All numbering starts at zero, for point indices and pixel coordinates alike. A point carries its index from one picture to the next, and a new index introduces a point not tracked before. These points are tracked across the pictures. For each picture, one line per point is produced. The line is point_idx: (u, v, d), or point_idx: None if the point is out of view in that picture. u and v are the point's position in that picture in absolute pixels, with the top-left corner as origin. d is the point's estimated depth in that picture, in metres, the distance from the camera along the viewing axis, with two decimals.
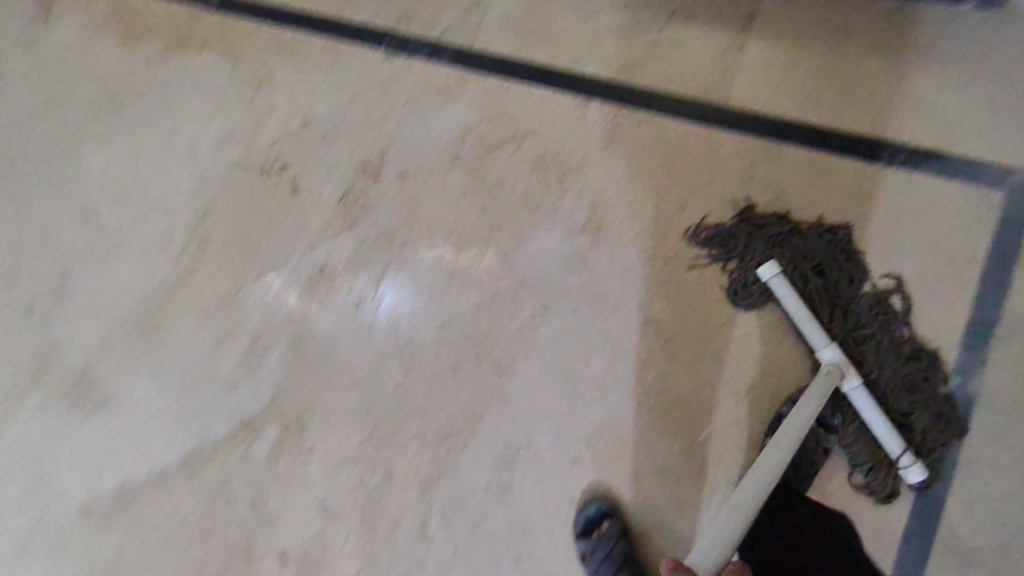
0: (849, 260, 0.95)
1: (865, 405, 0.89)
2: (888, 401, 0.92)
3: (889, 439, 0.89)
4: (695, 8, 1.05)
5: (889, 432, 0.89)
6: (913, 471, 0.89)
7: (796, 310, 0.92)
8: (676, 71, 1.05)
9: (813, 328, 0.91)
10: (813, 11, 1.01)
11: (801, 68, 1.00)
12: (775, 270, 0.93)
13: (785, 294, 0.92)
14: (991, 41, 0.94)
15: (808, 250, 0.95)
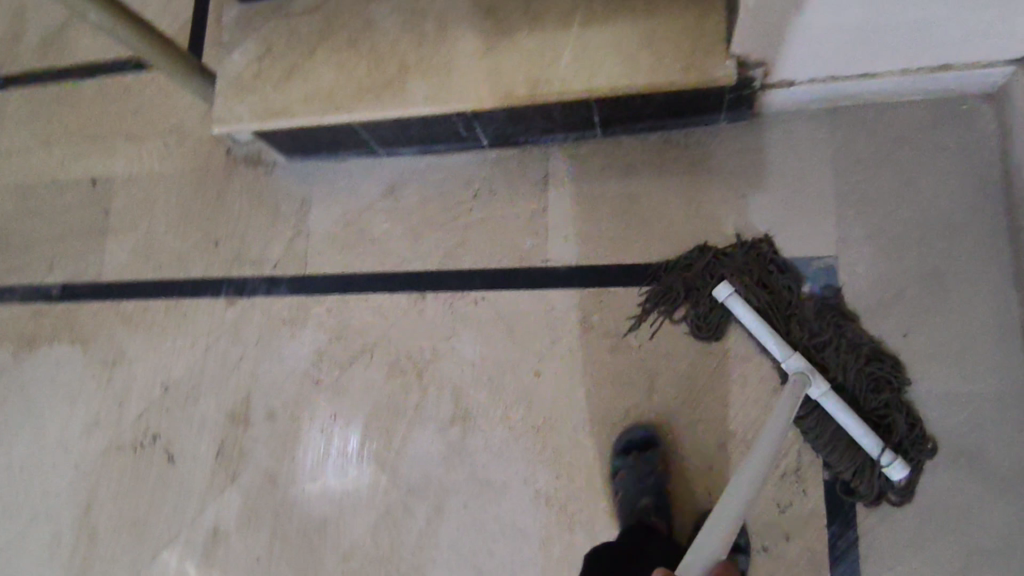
0: (790, 274, 0.97)
1: (835, 406, 0.88)
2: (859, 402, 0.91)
3: (865, 437, 0.87)
4: (494, 184, 1.12)
5: (863, 429, 0.87)
6: (895, 466, 0.86)
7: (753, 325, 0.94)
8: (494, 245, 1.10)
9: (773, 340, 0.92)
10: (597, 160, 1.08)
11: (603, 214, 1.07)
12: (728, 290, 0.96)
13: (740, 312, 0.95)
14: (751, 149, 1.02)
15: (750, 269, 0.97)
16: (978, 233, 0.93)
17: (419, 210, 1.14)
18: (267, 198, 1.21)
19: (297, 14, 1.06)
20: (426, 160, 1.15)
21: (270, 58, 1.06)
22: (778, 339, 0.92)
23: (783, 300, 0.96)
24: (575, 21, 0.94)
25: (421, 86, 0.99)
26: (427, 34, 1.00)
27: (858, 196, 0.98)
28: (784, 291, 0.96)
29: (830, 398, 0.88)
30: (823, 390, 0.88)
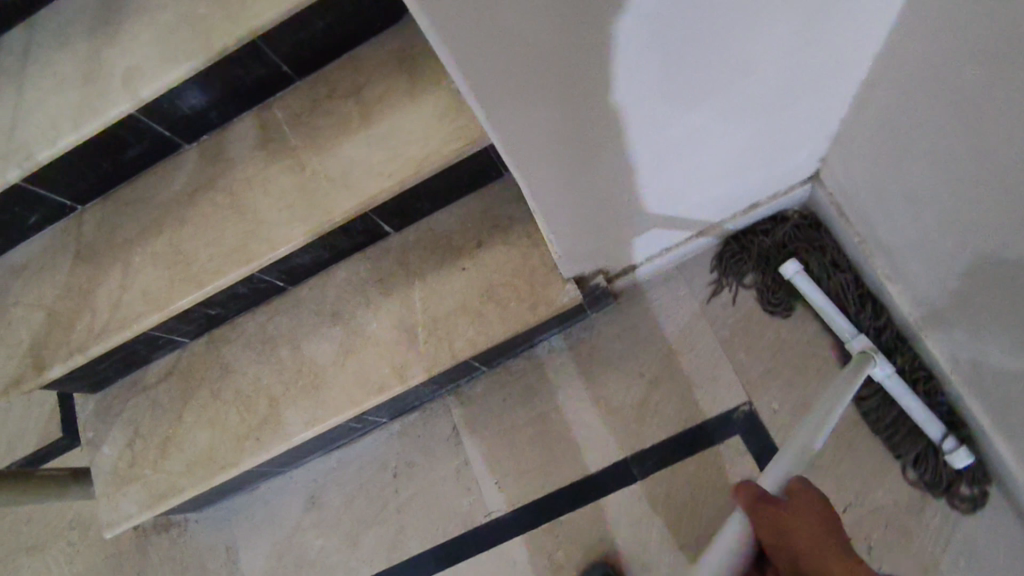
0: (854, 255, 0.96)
1: (901, 388, 0.86)
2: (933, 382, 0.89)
3: (929, 422, 0.85)
4: (408, 454, 1.08)
5: (928, 414, 0.85)
6: (960, 459, 0.83)
7: (818, 301, 0.94)
8: (430, 517, 1.05)
9: (839, 319, 0.92)
10: (495, 395, 1.06)
11: (523, 444, 1.04)
12: (796, 267, 0.95)
13: (809, 290, 0.94)
14: (628, 326, 1.04)
15: (820, 243, 0.97)
16: None
17: (347, 512, 1.08)
18: (190, 561, 1.13)
19: (154, 384, 1.04)
20: (335, 457, 1.11)
21: (140, 439, 1.02)
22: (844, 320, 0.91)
23: (851, 278, 0.95)
24: (416, 296, 0.96)
25: (296, 412, 0.96)
26: (285, 360, 0.99)
27: (739, 338, 1.00)
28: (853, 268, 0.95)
29: (897, 381, 0.86)
30: (892, 372, 0.86)
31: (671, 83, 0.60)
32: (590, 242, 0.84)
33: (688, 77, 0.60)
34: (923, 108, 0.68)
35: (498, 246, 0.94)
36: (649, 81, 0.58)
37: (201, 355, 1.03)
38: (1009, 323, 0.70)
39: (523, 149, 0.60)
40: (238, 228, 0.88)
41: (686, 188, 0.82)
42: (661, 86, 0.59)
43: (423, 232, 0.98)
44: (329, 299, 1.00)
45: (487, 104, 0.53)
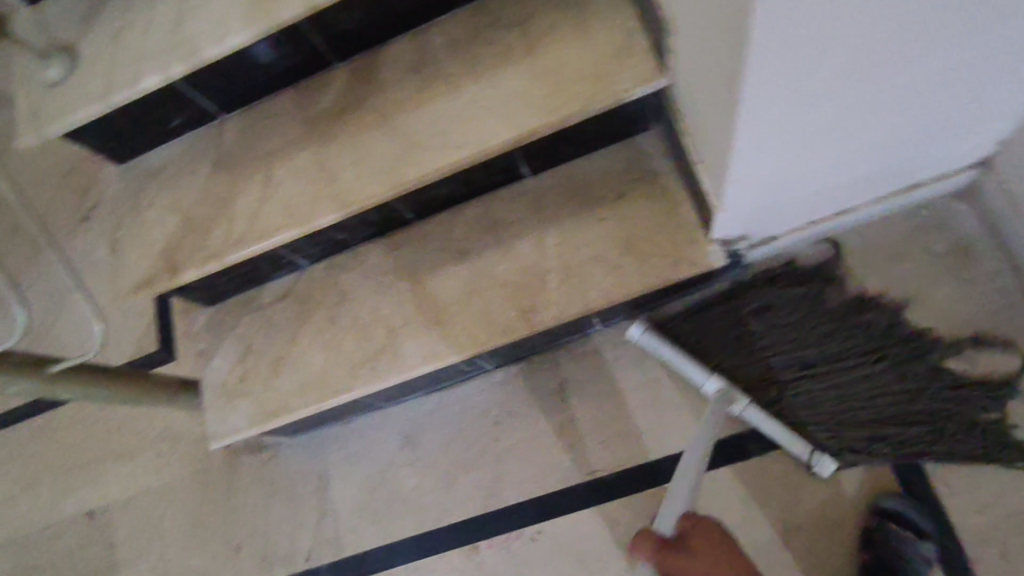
0: (774, 303, 0.96)
1: (759, 418, 0.92)
2: (800, 416, 0.93)
3: (792, 444, 0.91)
4: (510, 403, 1.06)
5: (790, 438, 0.91)
6: (825, 469, 0.89)
7: (670, 355, 0.97)
8: (529, 467, 1.04)
9: (692, 366, 0.96)
10: (606, 354, 1.04)
11: (632, 406, 1.01)
12: (638, 328, 0.98)
13: (656, 346, 0.97)
14: (755, 298, 1.00)
15: (733, 313, 0.97)
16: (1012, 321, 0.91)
17: (443, 454, 1.07)
18: (279, 485, 1.13)
19: (267, 304, 1.03)
20: (435, 398, 1.10)
21: (252, 356, 1.02)
22: (695, 363, 0.96)
23: (749, 329, 0.96)
24: (549, 242, 0.93)
25: (414, 346, 0.95)
26: (405, 292, 0.98)
27: None
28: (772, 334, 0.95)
29: (750, 413, 0.93)
30: (746, 406, 0.93)
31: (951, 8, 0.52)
32: (759, 201, 0.80)
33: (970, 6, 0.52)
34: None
35: (640, 199, 0.91)
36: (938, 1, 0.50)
37: (319, 279, 1.02)
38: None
39: (765, 85, 0.54)
40: (387, 151, 0.86)
41: (871, 154, 0.76)
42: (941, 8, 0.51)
43: (560, 178, 0.95)
44: (456, 236, 0.98)
45: (764, 29, 0.47)
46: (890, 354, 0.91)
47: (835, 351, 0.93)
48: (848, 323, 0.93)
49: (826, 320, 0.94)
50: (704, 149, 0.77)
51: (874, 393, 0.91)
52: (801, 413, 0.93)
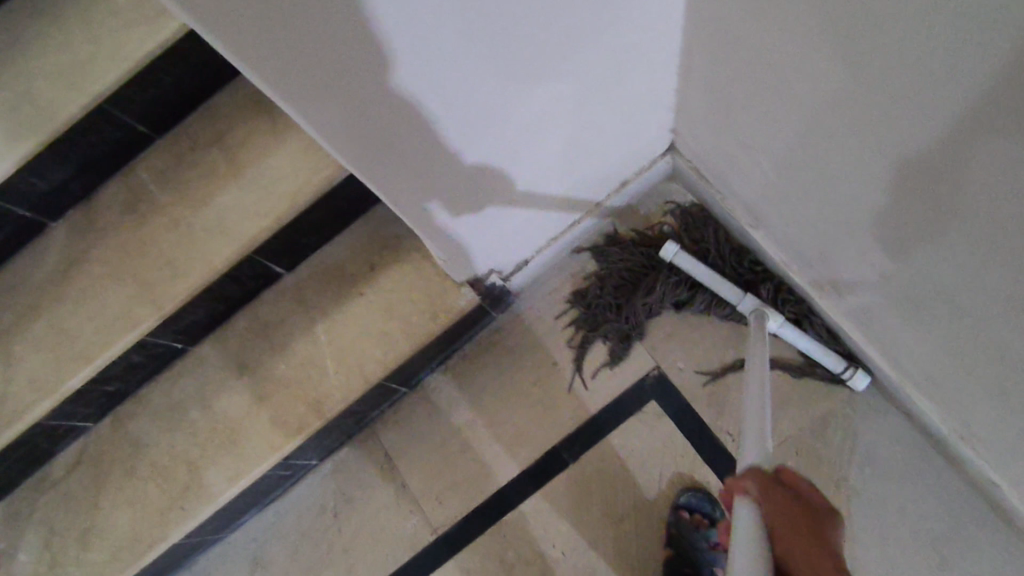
0: (707, 246, 1.03)
1: (796, 334, 0.90)
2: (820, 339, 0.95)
3: (827, 356, 0.91)
4: (346, 489, 1.07)
5: (825, 349, 0.90)
6: (859, 382, 0.90)
7: (702, 275, 0.95)
8: (378, 546, 1.04)
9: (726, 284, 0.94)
10: (421, 414, 1.07)
11: (456, 454, 1.05)
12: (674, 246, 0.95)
13: (690, 265, 0.95)
14: (534, 318, 1.08)
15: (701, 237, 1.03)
16: None
17: (294, 565, 1.06)
18: None
19: (61, 477, 1.00)
20: (272, 510, 1.08)
21: (55, 539, 0.97)
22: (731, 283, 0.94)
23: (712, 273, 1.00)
24: (319, 331, 0.97)
25: (218, 470, 0.96)
26: (197, 421, 0.97)
27: None
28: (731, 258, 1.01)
29: (788, 329, 0.90)
30: (785, 324, 0.90)
31: (507, 79, 0.61)
32: (481, 245, 0.87)
33: (522, 70, 0.62)
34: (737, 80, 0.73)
35: (392, 268, 0.97)
36: (485, 81, 0.59)
37: (107, 436, 1.00)
38: (857, 252, 0.77)
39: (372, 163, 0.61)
40: (120, 296, 0.87)
41: (553, 174, 0.85)
42: (495, 83, 0.61)
43: (315, 267, 0.99)
44: (233, 352, 0.99)
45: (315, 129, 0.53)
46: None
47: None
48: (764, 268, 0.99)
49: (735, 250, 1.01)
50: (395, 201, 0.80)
51: (813, 316, 0.95)
52: (510, 482, 1.03)
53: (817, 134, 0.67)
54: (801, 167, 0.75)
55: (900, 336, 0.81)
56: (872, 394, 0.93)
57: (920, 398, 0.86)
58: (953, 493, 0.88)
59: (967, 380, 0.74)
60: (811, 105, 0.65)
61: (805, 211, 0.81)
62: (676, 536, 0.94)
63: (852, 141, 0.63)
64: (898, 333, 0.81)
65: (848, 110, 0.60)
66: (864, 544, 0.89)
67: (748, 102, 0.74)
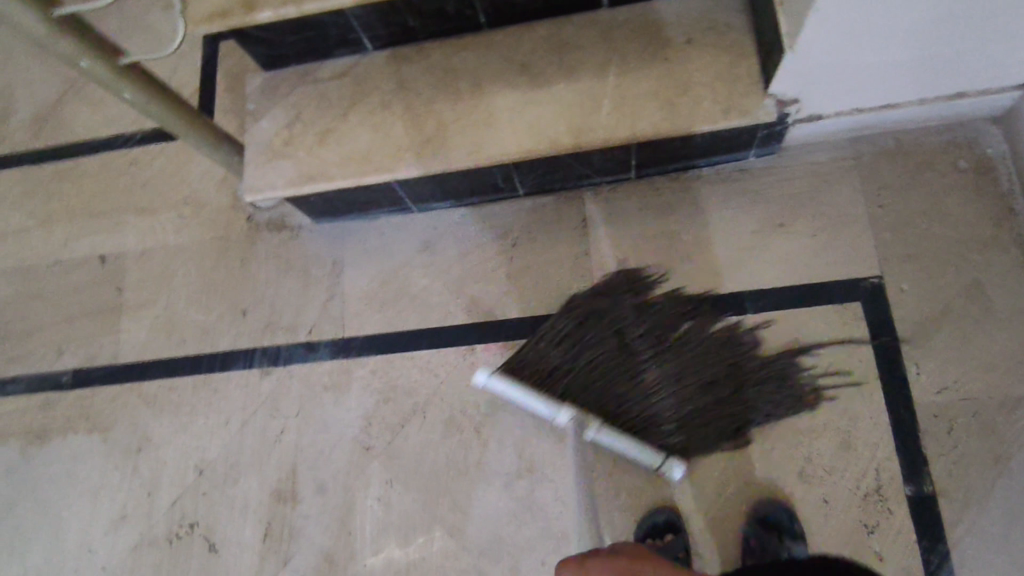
0: (654, 313, 1.03)
1: (611, 438, 0.97)
2: (658, 438, 0.98)
3: (641, 454, 0.96)
4: (533, 230, 1.12)
5: (639, 447, 0.96)
6: (674, 470, 0.95)
7: (513, 395, 0.99)
8: (539, 289, 1.09)
9: (544, 401, 0.98)
10: (632, 203, 1.10)
11: (646, 252, 1.08)
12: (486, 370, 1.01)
13: (502, 388, 1.00)
14: (783, 175, 1.07)
15: (630, 317, 1.03)
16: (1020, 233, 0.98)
17: (458, 264, 1.13)
18: (293, 261, 1.18)
19: (325, 79, 1.06)
20: (461, 213, 1.15)
21: (298, 122, 1.06)
22: (547, 399, 0.98)
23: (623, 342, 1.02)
24: (610, 70, 0.98)
25: (463, 140, 1.00)
26: (463, 90, 1.01)
27: (891, 218, 1.02)
28: (634, 356, 1.01)
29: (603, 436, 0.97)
30: (599, 430, 0.97)
31: None
32: (827, 55, 0.85)
33: None
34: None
35: (708, 48, 0.96)
36: None
37: (380, 65, 1.05)
38: None
39: None
40: None
41: (943, 24, 0.80)
42: None
43: (635, 14, 0.99)
44: (523, 49, 1.01)
45: None
46: (746, 366, 0.99)
47: (717, 376, 0.99)
48: (697, 349, 1.00)
49: (676, 332, 1.02)
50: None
51: (716, 400, 0.98)
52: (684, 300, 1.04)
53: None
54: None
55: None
56: None
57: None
58: None
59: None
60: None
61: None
62: (766, 526, 0.92)
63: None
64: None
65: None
66: (996, 523, 0.88)
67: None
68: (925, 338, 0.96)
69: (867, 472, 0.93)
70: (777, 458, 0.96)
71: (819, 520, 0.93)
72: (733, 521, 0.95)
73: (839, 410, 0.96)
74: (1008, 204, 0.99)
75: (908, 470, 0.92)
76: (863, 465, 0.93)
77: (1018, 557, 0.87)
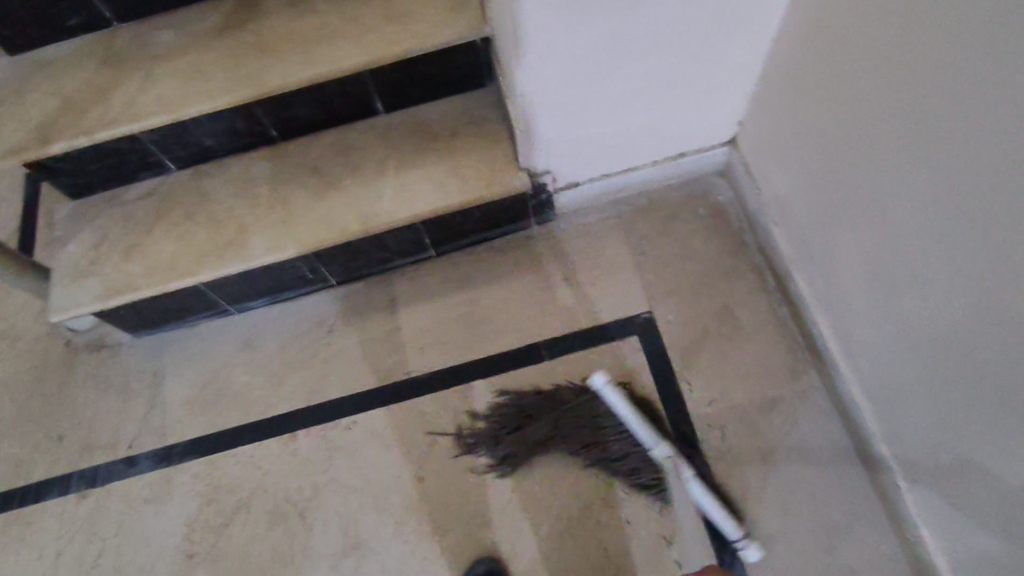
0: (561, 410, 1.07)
1: (700, 491, 0.98)
2: (436, 523, 1.03)
3: (726, 520, 0.96)
4: (348, 315, 1.20)
5: (724, 514, 0.97)
6: (751, 553, 0.95)
7: (626, 413, 1.02)
8: (358, 367, 1.16)
9: (645, 429, 1.02)
10: (436, 278, 1.21)
11: (451, 320, 1.18)
12: (604, 377, 1.04)
13: (614, 399, 1.04)
14: (561, 237, 1.22)
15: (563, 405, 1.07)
16: (753, 261, 1.15)
17: (277, 356, 1.18)
18: (113, 378, 1.19)
19: (131, 200, 1.14)
20: (279, 308, 1.21)
21: (105, 242, 1.11)
22: (648, 427, 1.02)
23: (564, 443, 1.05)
24: (390, 164, 1.11)
25: (260, 239, 1.08)
26: (260, 196, 1.11)
27: (652, 260, 1.18)
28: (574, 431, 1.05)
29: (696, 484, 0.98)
30: (692, 478, 0.99)
31: None
32: (554, 133, 1.02)
33: None
34: (815, 69, 0.88)
35: (469, 138, 1.12)
36: None
37: (183, 182, 1.14)
38: (854, 244, 0.89)
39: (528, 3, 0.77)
40: (256, 62, 1.03)
41: (635, 96, 1.00)
42: None
43: (407, 117, 1.15)
44: (312, 156, 1.14)
45: None
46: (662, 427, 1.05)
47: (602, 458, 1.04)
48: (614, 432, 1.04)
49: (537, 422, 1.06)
50: (506, 60, 0.97)
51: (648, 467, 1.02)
52: (488, 358, 1.14)
53: (861, 126, 0.81)
54: (837, 158, 0.88)
55: (872, 342, 0.92)
56: (820, 396, 1.04)
57: (869, 414, 0.96)
58: (857, 497, 0.98)
59: (915, 391, 0.85)
60: (865, 95, 0.79)
61: (827, 207, 0.94)
62: None
63: (887, 134, 0.77)
64: (871, 339, 0.91)
65: (894, 99, 0.74)
66: (767, 512, 0.99)
67: (816, 90, 0.89)
68: (691, 359, 1.10)
69: (657, 487, 1.02)
70: (582, 488, 1.03)
71: (624, 541, 1.00)
72: (548, 559, 1.00)
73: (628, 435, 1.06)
74: (739, 237, 1.17)
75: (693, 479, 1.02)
76: (655, 483, 1.03)
77: (784, 538, 0.98)
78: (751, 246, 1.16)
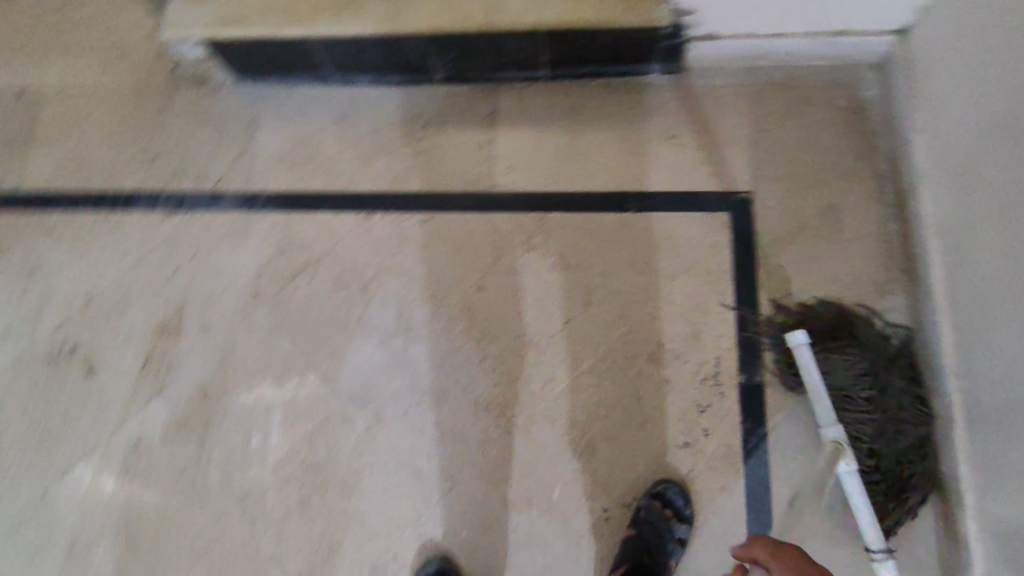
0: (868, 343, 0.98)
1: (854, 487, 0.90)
2: (483, 331, 1.07)
3: (869, 526, 0.88)
4: (446, 115, 1.17)
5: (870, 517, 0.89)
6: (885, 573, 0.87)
7: (812, 379, 0.94)
8: (444, 168, 1.15)
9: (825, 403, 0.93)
10: (542, 100, 1.16)
11: (547, 147, 1.14)
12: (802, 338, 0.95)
13: (807, 363, 0.95)
14: (683, 92, 1.14)
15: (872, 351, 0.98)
16: (877, 169, 1.07)
17: (369, 136, 1.17)
18: (211, 114, 1.20)
19: None
20: (380, 89, 1.19)
21: None
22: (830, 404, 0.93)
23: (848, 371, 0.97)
24: None
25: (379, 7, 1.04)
26: None
27: (770, 141, 1.11)
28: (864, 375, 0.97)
29: (854, 480, 0.90)
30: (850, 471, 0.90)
31: None
32: None
33: None
34: None
35: None
36: None
37: None
38: (997, 177, 0.81)
39: None
40: None
41: None
42: None
43: None
44: None
45: None
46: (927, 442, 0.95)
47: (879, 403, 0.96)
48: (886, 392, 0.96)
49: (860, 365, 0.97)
50: None
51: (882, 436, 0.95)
52: (574, 194, 1.12)
53: None
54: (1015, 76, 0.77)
55: (990, 332, 0.83)
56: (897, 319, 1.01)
57: (954, 386, 0.91)
58: None
59: (1005, 358, 0.80)
60: None
61: (991, 159, 0.82)
62: None
63: None
64: (984, 304, 0.84)
65: None
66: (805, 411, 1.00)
67: None
68: (779, 249, 1.06)
69: (706, 359, 1.03)
70: (632, 340, 1.05)
71: (659, 396, 1.02)
72: (582, 391, 1.04)
73: (693, 304, 1.05)
74: (870, 142, 1.09)
75: (745, 362, 1.02)
76: (705, 355, 1.03)
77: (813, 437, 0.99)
78: (880, 153, 1.08)
